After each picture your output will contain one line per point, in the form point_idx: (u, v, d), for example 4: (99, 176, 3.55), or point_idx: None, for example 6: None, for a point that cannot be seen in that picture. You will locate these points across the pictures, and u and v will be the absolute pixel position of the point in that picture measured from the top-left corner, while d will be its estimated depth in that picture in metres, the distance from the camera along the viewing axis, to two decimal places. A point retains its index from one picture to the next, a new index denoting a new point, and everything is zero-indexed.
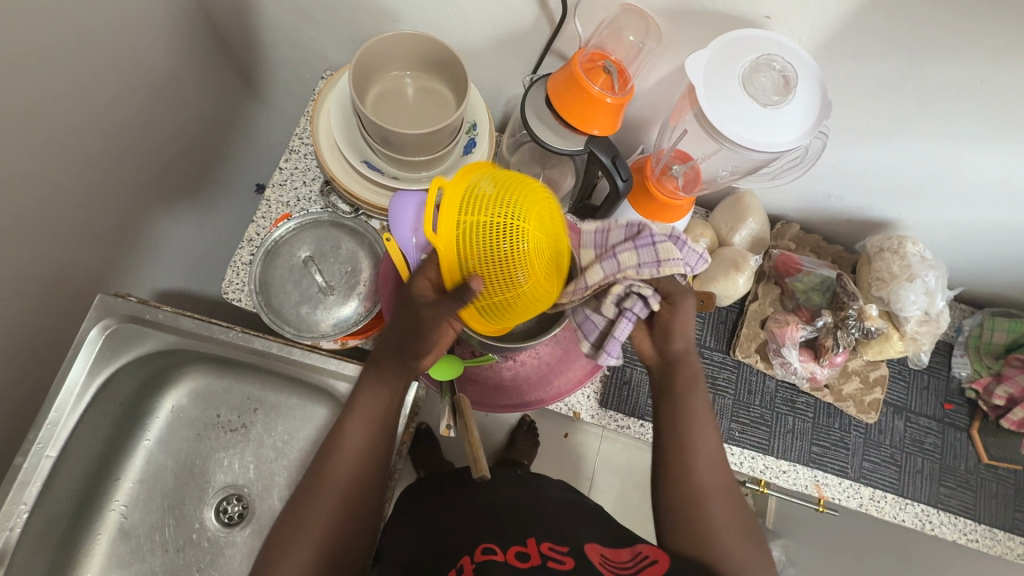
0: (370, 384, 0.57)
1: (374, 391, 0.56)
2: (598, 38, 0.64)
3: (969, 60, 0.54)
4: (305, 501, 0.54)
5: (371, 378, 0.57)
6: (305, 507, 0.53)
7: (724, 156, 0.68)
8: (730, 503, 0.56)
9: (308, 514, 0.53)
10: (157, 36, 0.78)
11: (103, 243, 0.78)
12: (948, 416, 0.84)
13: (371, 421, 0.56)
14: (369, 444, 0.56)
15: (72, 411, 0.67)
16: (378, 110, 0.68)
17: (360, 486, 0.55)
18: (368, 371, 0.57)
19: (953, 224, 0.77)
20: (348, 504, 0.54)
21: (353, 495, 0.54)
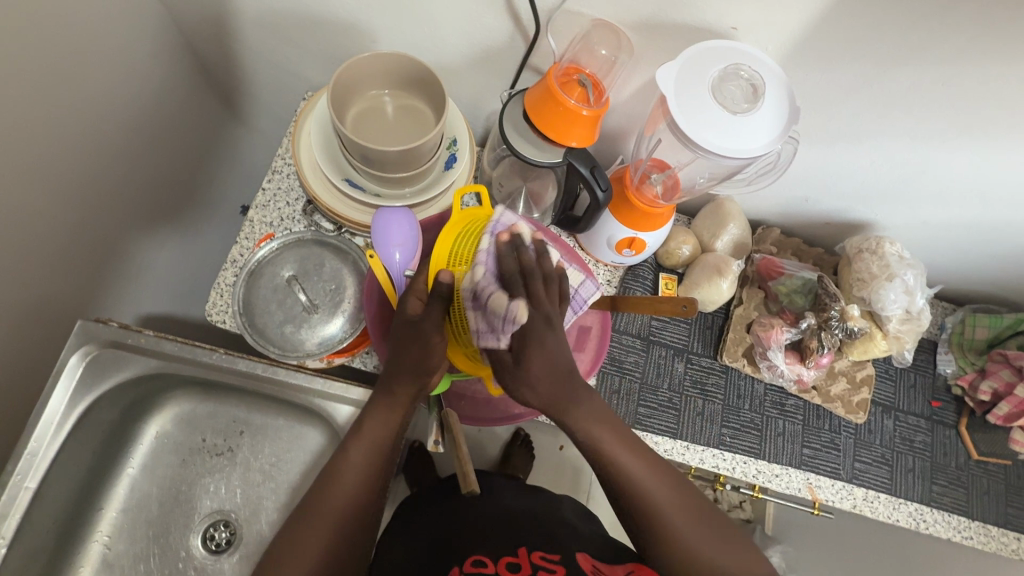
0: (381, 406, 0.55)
1: (381, 418, 0.55)
2: (571, 53, 0.65)
3: (930, 64, 0.56)
4: (301, 528, 0.52)
5: (382, 400, 0.56)
6: (305, 530, 0.52)
7: (700, 165, 0.68)
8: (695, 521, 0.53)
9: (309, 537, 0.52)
10: (137, 62, 0.78)
11: (83, 268, 0.77)
12: (936, 413, 0.84)
13: (376, 445, 0.55)
14: (374, 469, 0.55)
15: (52, 440, 0.66)
16: (358, 128, 0.69)
17: (364, 510, 0.54)
18: (380, 394, 0.55)
19: (929, 223, 0.78)
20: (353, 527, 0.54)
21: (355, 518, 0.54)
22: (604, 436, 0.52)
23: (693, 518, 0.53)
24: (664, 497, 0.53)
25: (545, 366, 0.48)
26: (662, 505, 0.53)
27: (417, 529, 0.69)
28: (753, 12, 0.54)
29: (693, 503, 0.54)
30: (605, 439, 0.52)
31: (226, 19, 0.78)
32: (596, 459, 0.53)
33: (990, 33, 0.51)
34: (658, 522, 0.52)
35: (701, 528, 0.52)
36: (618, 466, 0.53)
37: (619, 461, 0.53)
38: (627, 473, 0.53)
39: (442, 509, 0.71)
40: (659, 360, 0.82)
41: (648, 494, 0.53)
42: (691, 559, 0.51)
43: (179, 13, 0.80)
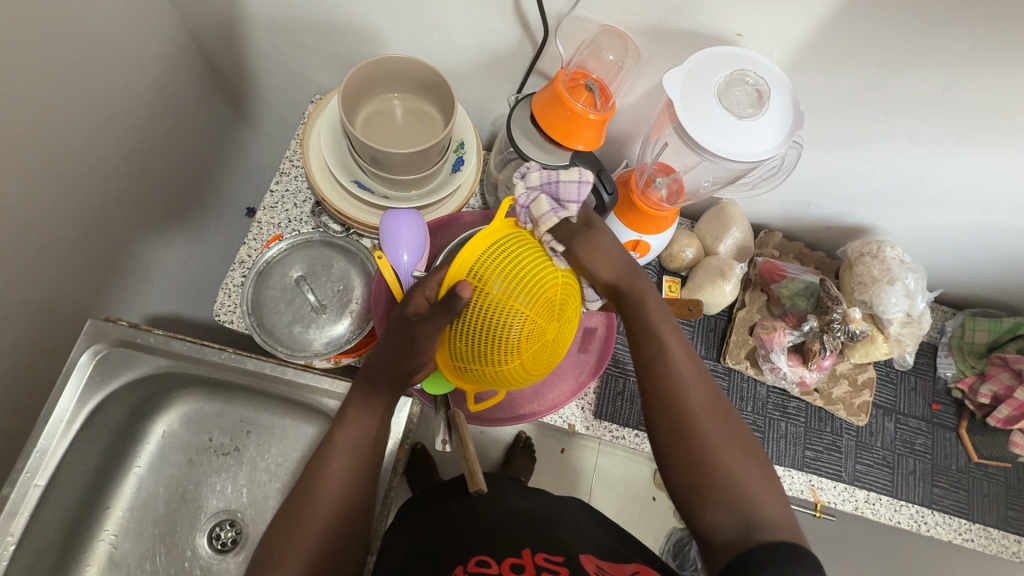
0: (364, 402, 0.57)
1: (361, 414, 0.56)
2: (579, 59, 0.66)
3: (931, 72, 0.57)
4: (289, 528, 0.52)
5: (365, 397, 0.57)
6: (293, 529, 0.52)
7: (705, 168, 0.71)
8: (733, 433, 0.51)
9: (296, 536, 0.51)
10: (148, 64, 0.79)
11: (92, 268, 0.78)
12: (936, 416, 0.85)
13: (361, 439, 0.56)
14: (360, 469, 0.55)
15: (61, 439, 0.67)
16: (367, 131, 0.70)
17: (351, 511, 0.54)
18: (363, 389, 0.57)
19: (929, 228, 0.80)
20: (341, 526, 0.53)
21: (342, 517, 0.53)
22: (659, 323, 0.55)
23: (720, 425, 0.51)
24: (696, 397, 0.52)
25: (605, 252, 0.56)
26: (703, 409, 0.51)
27: (421, 530, 0.69)
28: (758, 19, 0.56)
29: (733, 422, 0.52)
30: (659, 322, 0.55)
31: (237, 22, 0.79)
32: (640, 341, 0.55)
33: (989, 41, 0.52)
34: (683, 419, 0.50)
35: (730, 443, 0.50)
36: (660, 352, 0.54)
37: (663, 352, 0.54)
38: (665, 362, 0.53)
39: (447, 509, 0.71)
40: None
41: (681, 392, 0.52)
42: (705, 460, 0.49)
43: (190, 16, 0.81)
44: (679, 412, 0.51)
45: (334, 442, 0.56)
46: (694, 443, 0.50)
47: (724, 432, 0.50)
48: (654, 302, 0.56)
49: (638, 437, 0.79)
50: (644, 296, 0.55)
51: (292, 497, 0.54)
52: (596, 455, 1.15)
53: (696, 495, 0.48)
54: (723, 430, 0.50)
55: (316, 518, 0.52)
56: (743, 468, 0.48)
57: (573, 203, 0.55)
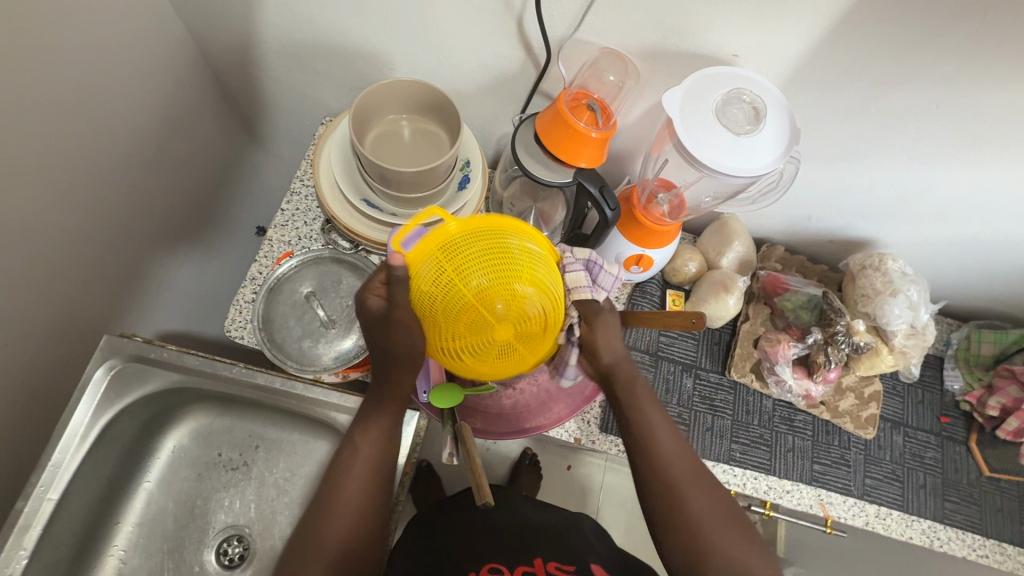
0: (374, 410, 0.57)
1: (378, 424, 0.56)
2: (581, 80, 0.69)
3: (924, 87, 0.59)
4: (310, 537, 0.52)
5: (375, 407, 0.57)
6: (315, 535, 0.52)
7: (705, 184, 0.72)
8: (720, 510, 0.53)
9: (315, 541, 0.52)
10: (164, 89, 0.82)
11: (108, 285, 0.80)
12: (945, 429, 0.85)
13: (377, 446, 0.56)
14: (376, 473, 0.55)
15: (74, 453, 0.67)
16: (376, 151, 0.72)
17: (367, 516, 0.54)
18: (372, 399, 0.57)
19: (930, 240, 0.80)
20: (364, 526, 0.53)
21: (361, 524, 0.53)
22: (643, 399, 0.56)
23: (703, 491, 0.53)
24: (681, 466, 0.54)
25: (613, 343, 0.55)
26: (693, 489, 0.53)
27: (430, 541, 0.70)
28: (753, 39, 0.58)
29: (719, 498, 0.54)
30: (641, 400, 0.56)
31: (251, 48, 0.83)
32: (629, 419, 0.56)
33: (977, 56, 0.54)
34: (673, 494, 0.53)
35: (717, 510, 0.53)
36: (647, 432, 0.55)
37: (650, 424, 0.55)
38: (652, 438, 0.55)
39: (453, 523, 0.72)
40: (668, 376, 0.83)
41: (667, 468, 0.54)
42: (693, 533, 0.51)
43: (205, 43, 0.85)
44: (669, 500, 0.53)
45: (354, 450, 0.56)
46: (686, 527, 0.52)
47: (710, 501, 0.53)
48: (638, 380, 0.57)
49: None
50: (627, 371, 0.56)
51: (312, 503, 0.54)
52: (603, 472, 1.15)
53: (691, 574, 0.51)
54: (708, 500, 0.53)
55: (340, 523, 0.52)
56: (728, 543, 0.51)
57: (604, 290, 0.58)
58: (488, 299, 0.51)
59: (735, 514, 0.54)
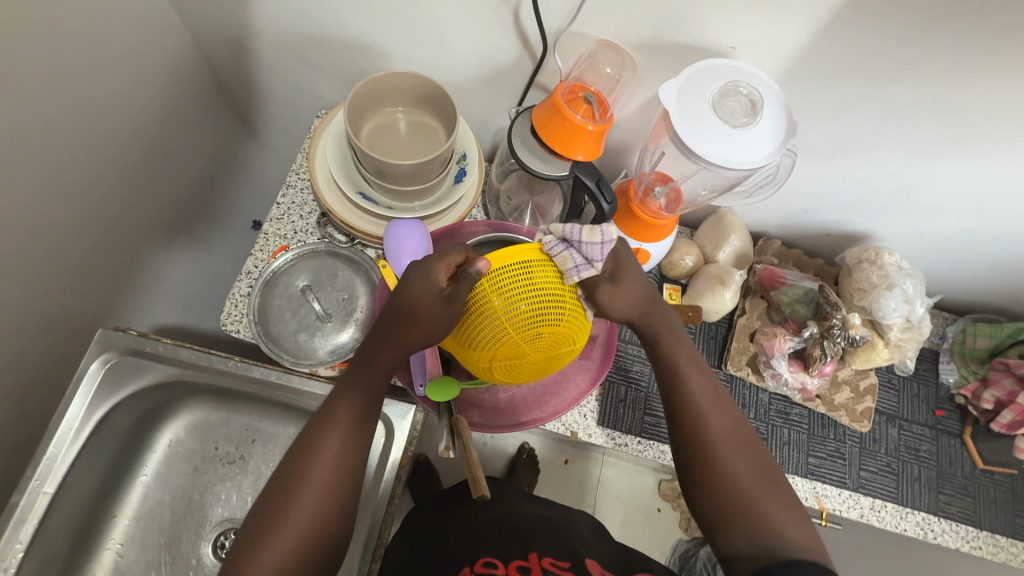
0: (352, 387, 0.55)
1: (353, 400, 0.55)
2: (577, 72, 0.68)
3: (921, 80, 0.58)
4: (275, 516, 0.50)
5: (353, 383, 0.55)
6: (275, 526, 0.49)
7: (702, 177, 0.71)
8: (756, 467, 0.53)
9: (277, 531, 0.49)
10: (158, 82, 0.82)
11: (102, 279, 0.80)
12: (940, 422, 0.85)
13: (349, 424, 0.54)
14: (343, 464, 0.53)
15: (70, 447, 0.67)
16: (372, 143, 0.72)
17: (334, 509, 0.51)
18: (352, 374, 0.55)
19: (926, 234, 0.80)
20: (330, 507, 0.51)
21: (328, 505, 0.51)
22: (681, 353, 0.57)
23: (743, 452, 0.54)
24: (720, 425, 0.55)
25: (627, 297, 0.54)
26: (729, 444, 0.54)
27: (426, 534, 0.70)
28: (751, 31, 0.57)
29: (755, 456, 0.54)
30: (678, 354, 0.57)
31: (245, 40, 0.82)
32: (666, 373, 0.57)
33: (973, 50, 0.54)
34: (707, 447, 0.54)
35: (752, 466, 0.53)
36: (683, 386, 0.56)
37: (687, 382, 0.56)
38: (688, 392, 0.56)
39: (450, 516, 0.72)
40: None
41: (704, 421, 0.55)
42: (730, 491, 0.52)
43: (200, 35, 0.84)
44: (702, 452, 0.54)
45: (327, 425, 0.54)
46: (720, 478, 0.53)
47: (746, 457, 0.54)
48: (676, 335, 0.58)
49: (641, 445, 0.79)
50: (664, 325, 0.57)
51: (279, 481, 0.52)
52: (600, 465, 1.15)
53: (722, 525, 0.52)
54: (744, 456, 0.54)
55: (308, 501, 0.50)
56: (761, 498, 0.52)
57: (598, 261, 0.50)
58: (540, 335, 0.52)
59: (772, 474, 0.53)
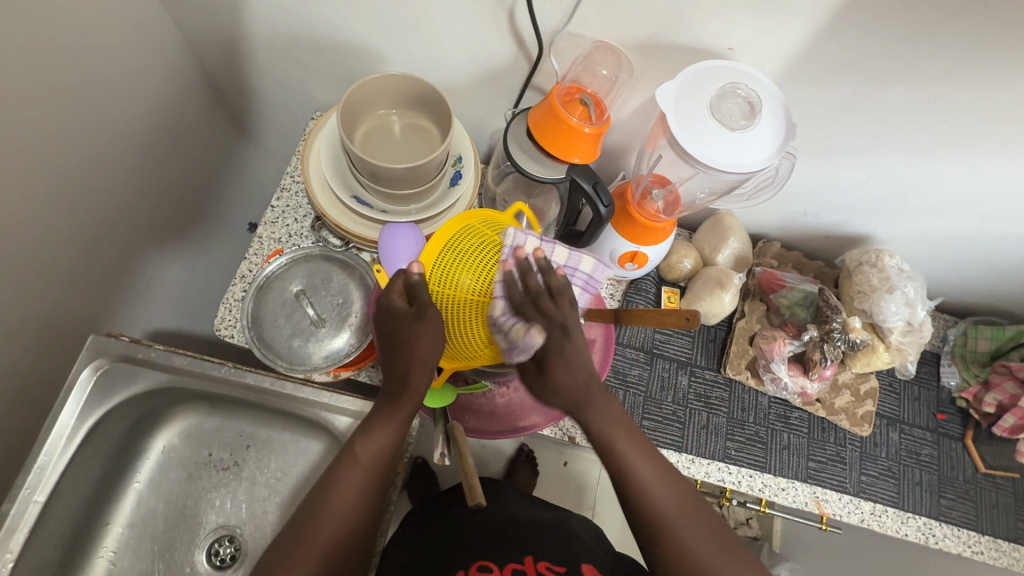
0: (384, 415, 0.54)
1: (384, 430, 0.54)
2: (574, 73, 0.67)
3: (922, 81, 0.57)
4: (300, 537, 0.52)
5: (384, 412, 0.55)
6: (304, 540, 0.51)
7: (700, 180, 0.70)
8: (712, 539, 0.51)
9: (307, 545, 0.51)
10: (151, 84, 0.81)
11: (94, 283, 0.79)
12: (941, 426, 0.84)
13: (381, 453, 0.54)
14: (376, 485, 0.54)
15: (62, 454, 0.67)
16: (366, 147, 0.71)
17: (364, 526, 0.53)
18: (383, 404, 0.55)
19: (927, 237, 0.80)
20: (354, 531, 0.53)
21: (350, 530, 0.53)
22: (619, 436, 0.51)
23: (697, 526, 0.51)
24: (670, 501, 0.52)
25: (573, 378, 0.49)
26: (684, 522, 0.51)
27: (422, 541, 0.69)
28: (749, 32, 0.56)
29: (709, 527, 0.52)
30: (620, 438, 0.51)
31: (239, 42, 0.81)
32: (606, 458, 0.52)
33: (976, 52, 0.53)
34: (664, 536, 0.50)
35: (713, 542, 0.51)
36: (628, 473, 0.51)
37: (631, 463, 0.51)
38: (635, 478, 0.51)
39: (446, 521, 0.71)
40: (663, 373, 0.82)
41: (654, 505, 0.51)
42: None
43: (193, 37, 0.83)
44: (661, 543, 0.50)
45: (356, 451, 0.54)
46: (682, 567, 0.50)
47: (703, 536, 0.51)
48: (616, 415, 0.52)
49: None
50: (600, 413, 0.51)
51: (306, 502, 0.53)
52: (599, 468, 1.15)
53: None
54: (700, 534, 0.51)
55: (331, 527, 0.52)
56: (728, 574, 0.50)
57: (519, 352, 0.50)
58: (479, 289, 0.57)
59: (730, 543, 0.52)
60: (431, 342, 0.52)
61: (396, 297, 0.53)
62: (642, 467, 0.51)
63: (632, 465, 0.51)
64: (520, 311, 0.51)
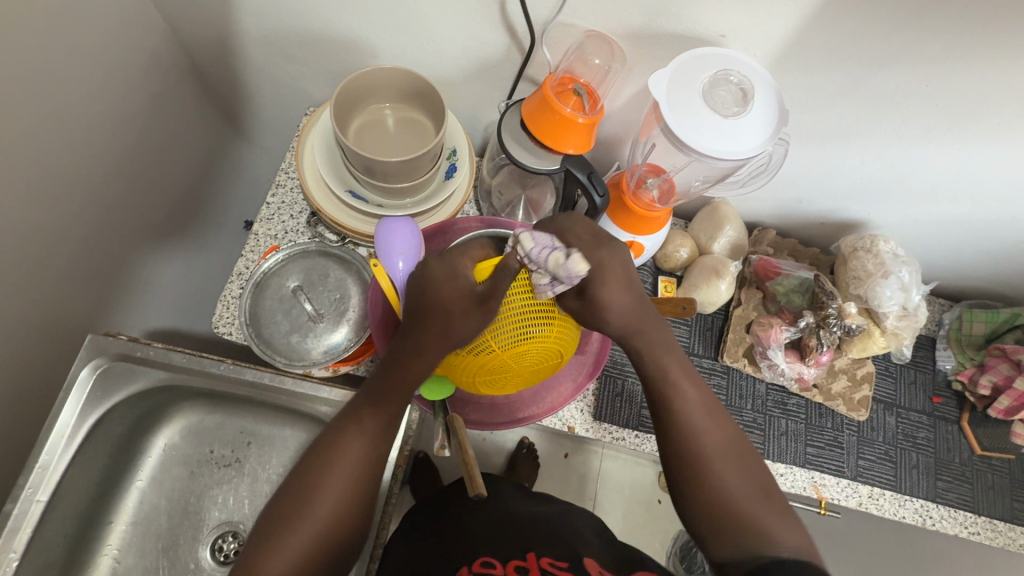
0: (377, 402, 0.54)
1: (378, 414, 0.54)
2: (566, 64, 0.67)
3: (913, 66, 0.58)
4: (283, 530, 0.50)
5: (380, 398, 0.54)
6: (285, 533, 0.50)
7: (694, 168, 0.71)
8: (750, 482, 0.53)
9: (284, 540, 0.49)
10: (143, 83, 0.80)
11: (91, 284, 0.79)
12: (938, 409, 0.85)
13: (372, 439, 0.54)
14: (368, 467, 0.54)
15: (63, 454, 0.67)
16: (360, 141, 0.71)
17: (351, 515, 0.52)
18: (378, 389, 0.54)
19: (921, 221, 0.80)
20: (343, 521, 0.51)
21: (338, 520, 0.51)
22: (671, 366, 0.55)
23: (736, 467, 0.53)
24: (714, 441, 0.54)
25: (618, 295, 0.51)
26: (722, 458, 0.53)
27: (423, 534, 0.70)
28: (741, 18, 0.56)
29: (749, 471, 0.54)
30: (671, 366, 0.55)
31: (230, 38, 0.81)
32: (655, 387, 0.55)
33: (968, 35, 0.53)
34: (701, 465, 0.53)
35: (747, 484, 0.53)
36: (674, 400, 0.55)
37: (682, 394, 0.55)
38: (679, 406, 0.54)
39: (449, 514, 0.72)
40: None
41: (697, 436, 0.54)
42: (725, 506, 0.52)
43: (184, 34, 0.83)
44: (697, 471, 0.53)
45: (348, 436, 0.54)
46: (718, 494, 0.52)
47: (739, 475, 0.53)
48: (663, 343, 0.55)
49: (638, 438, 0.79)
50: (653, 339, 0.54)
51: (290, 494, 0.52)
52: (600, 459, 1.15)
53: (716, 539, 0.52)
54: (738, 471, 0.53)
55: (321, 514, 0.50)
56: (760, 515, 0.51)
57: (564, 284, 0.48)
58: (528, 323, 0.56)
59: (769, 492, 0.53)
60: (469, 325, 0.51)
61: (468, 270, 0.53)
62: (688, 397, 0.55)
63: (677, 394, 0.55)
64: (533, 256, 0.48)
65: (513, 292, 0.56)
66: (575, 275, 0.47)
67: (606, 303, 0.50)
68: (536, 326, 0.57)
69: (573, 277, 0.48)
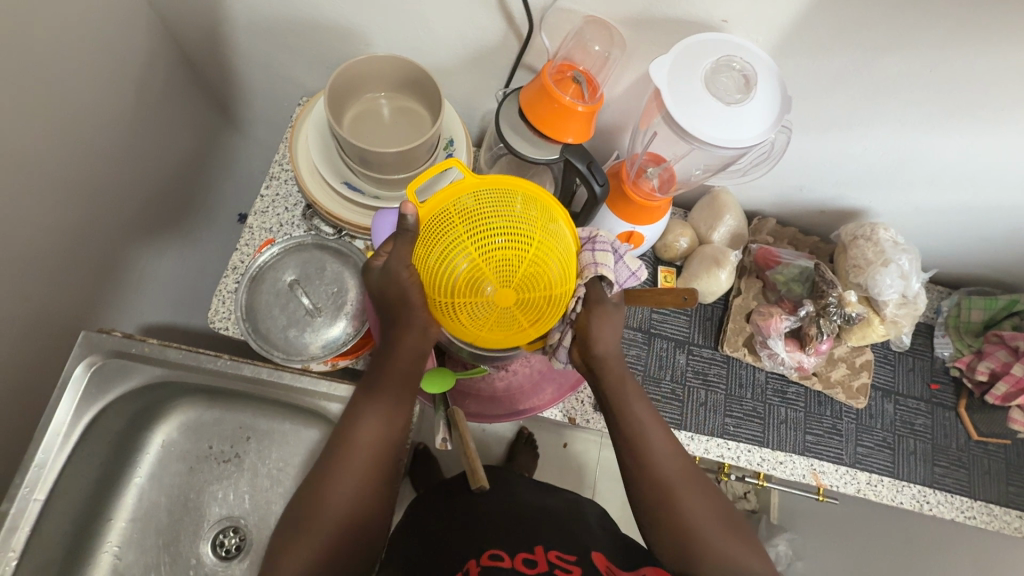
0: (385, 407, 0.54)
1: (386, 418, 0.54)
2: (565, 50, 0.65)
3: (917, 51, 0.57)
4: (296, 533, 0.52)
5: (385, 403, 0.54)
6: (291, 543, 0.51)
7: (696, 156, 0.70)
8: (715, 511, 0.54)
9: (298, 543, 0.51)
10: (131, 73, 0.78)
11: (83, 279, 0.77)
12: (935, 396, 0.85)
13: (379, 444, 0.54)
14: (377, 472, 0.54)
15: (59, 452, 0.66)
16: (355, 132, 0.69)
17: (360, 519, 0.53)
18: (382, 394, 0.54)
19: (921, 208, 0.80)
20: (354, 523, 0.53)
21: (350, 524, 0.52)
22: (636, 401, 0.54)
23: (698, 493, 0.54)
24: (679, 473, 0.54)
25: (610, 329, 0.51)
26: (688, 489, 0.54)
27: (424, 527, 0.70)
28: (743, 4, 0.55)
29: (713, 499, 0.54)
30: (637, 401, 0.54)
31: (220, 26, 0.79)
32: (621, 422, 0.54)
33: (974, 19, 0.52)
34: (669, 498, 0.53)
35: (712, 511, 0.54)
36: (641, 433, 0.54)
37: (645, 434, 0.54)
38: (646, 440, 0.54)
39: (450, 506, 0.72)
40: (661, 352, 0.82)
41: (662, 469, 0.53)
42: (693, 539, 0.52)
43: (172, 23, 0.81)
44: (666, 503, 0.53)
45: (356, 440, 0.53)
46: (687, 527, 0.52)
47: (703, 505, 0.54)
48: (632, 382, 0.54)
49: None
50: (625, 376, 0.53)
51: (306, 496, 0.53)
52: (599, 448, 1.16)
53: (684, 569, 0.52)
54: (703, 500, 0.54)
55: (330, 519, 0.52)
56: (726, 545, 0.52)
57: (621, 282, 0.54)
58: (547, 263, 0.49)
59: (732, 517, 0.55)
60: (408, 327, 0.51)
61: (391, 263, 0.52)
62: (654, 430, 0.54)
63: (645, 428, 0.54)
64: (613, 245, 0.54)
65: (548, 229, 0.50)
66: (639, 277, 0.56)
67: (593, 339, 0.51)
68: (553, 273, 0.49)
69: (631, 279, 0.56)
